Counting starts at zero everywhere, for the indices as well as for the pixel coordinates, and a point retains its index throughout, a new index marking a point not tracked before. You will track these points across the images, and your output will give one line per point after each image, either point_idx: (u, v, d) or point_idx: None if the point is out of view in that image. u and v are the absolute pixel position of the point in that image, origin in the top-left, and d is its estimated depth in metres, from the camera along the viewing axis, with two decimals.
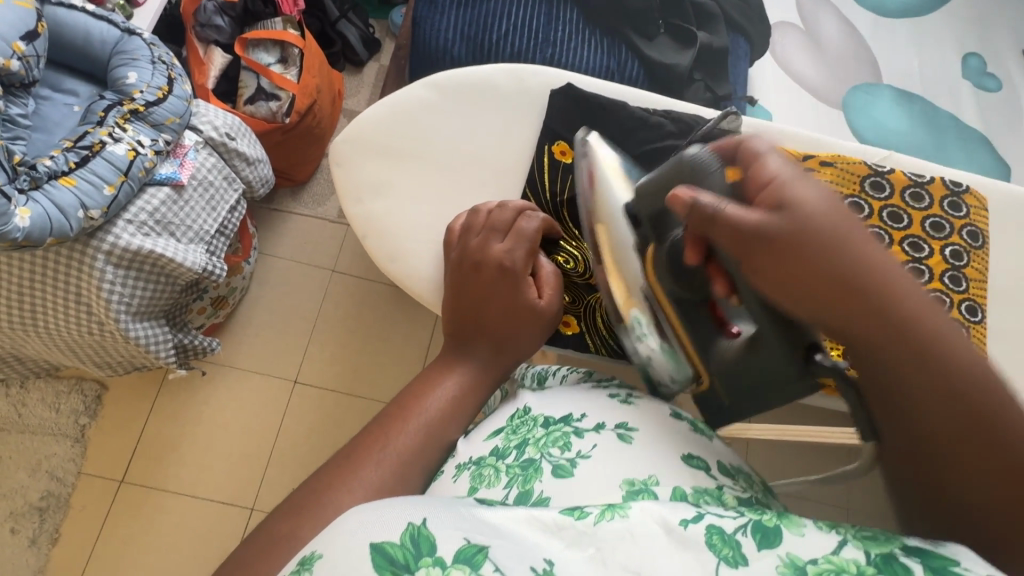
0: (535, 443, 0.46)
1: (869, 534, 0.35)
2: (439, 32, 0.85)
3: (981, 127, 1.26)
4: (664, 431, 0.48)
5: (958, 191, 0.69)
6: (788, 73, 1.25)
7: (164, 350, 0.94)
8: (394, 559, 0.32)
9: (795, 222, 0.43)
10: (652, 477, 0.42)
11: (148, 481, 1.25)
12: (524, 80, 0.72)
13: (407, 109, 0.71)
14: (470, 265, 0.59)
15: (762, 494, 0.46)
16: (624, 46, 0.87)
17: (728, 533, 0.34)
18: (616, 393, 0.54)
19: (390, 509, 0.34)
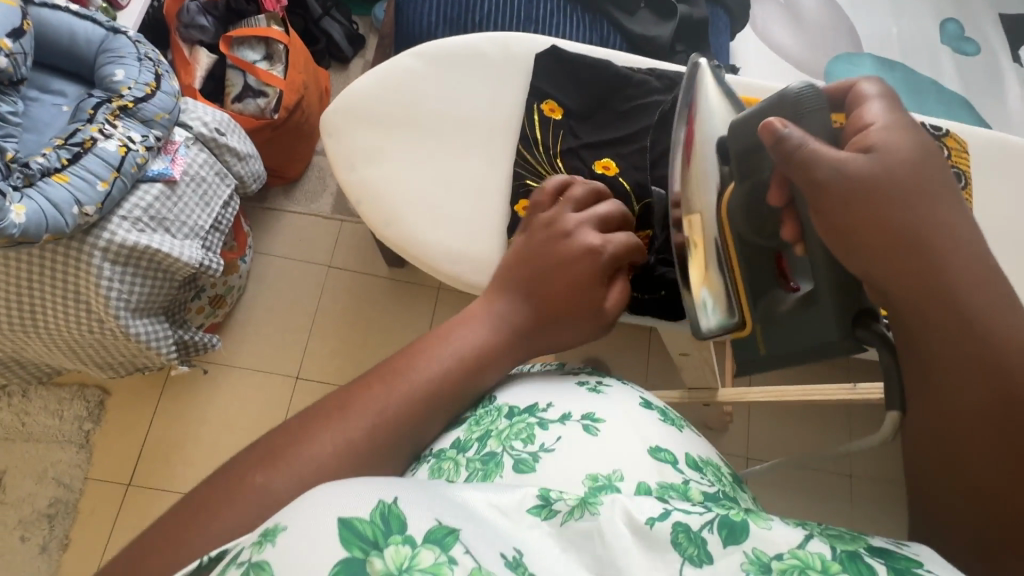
0: (498, 436, 0.47)
1: (837, 535, 0.36)
2: (422, 15, 0.86)
3: (961, 91, 1.28)
4: (632, 421, 0.49)
5: (939, 136, 0.70)
6: (769, 47, 1.26)
7: (165, 346, 0.95)
8: (363, 536, 0.31)
9: (888, 159, 0.48)
10: (616, 472, 0.43)
11: (155, 484, 1.25)
12: (509, 48, 0.73)
13: (395, 80, 0.72)
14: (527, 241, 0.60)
15: (729, 487, 0.48)
16: (606, 22, 0.89)
17: (694, 530, 0.34)
18: (586, 381, 0.55)
19: (362, 486, 0.34)
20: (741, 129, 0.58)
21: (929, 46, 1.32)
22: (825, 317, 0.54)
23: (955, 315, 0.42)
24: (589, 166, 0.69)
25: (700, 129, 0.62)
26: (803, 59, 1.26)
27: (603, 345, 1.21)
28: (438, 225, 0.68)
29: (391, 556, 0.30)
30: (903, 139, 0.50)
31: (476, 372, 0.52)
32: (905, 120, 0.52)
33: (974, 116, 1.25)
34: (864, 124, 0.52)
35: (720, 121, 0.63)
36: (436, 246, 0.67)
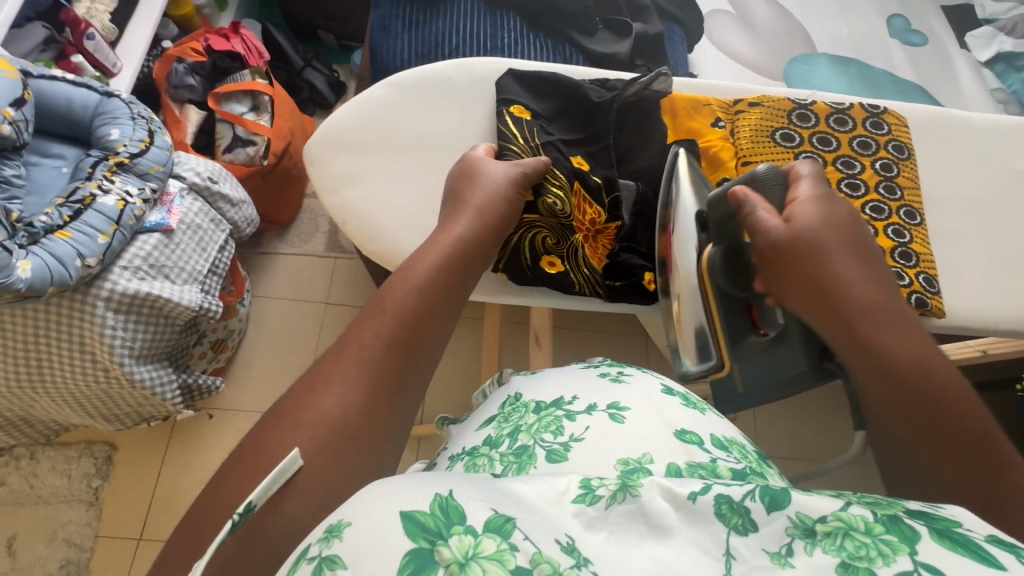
0: (528, 430, 0.55)
1: (875, 502, 0.38)
2: (397, 55, 0.90)
3: (916, 79, 1.35)
4: (658, 408, 0.56)
5: (876, 113, 0.76)
6: (728, 55, 1.33)
7: (170, 392, 0.98)
8: (427, 527, 0.33)
9: (802, 226, 0.60)
10: (646, 454, 0.51)
11: (167, 535, 1.25)
12: (473, 70, 0.79)
13: (368, 109, 0.76)
14: (460, 187, 0.69)
15: (754, 461, 0.55)
16: (568, 46, 0.94)
17: (737, 500, 0.38)
18: (609, 373, 0.63)
19: (416, 485, 0.36)
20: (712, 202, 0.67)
21: (879, 41, 1.39)
22: (794, 353, 0.63)
23: (879, 354, 0.52)
24: (565, 156, 0.75)
25: (677, 224, 0.70)
26: (761, 65, 1.33)
27: (597, 353, 1.23)
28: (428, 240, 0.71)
29: (456, 544, 0.32)
30: (819, 212, 0.61)
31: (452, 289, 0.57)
32: (829, 197, 0.63)
33: (930, 101, 1.31)
34: (792, 198, 0.63)
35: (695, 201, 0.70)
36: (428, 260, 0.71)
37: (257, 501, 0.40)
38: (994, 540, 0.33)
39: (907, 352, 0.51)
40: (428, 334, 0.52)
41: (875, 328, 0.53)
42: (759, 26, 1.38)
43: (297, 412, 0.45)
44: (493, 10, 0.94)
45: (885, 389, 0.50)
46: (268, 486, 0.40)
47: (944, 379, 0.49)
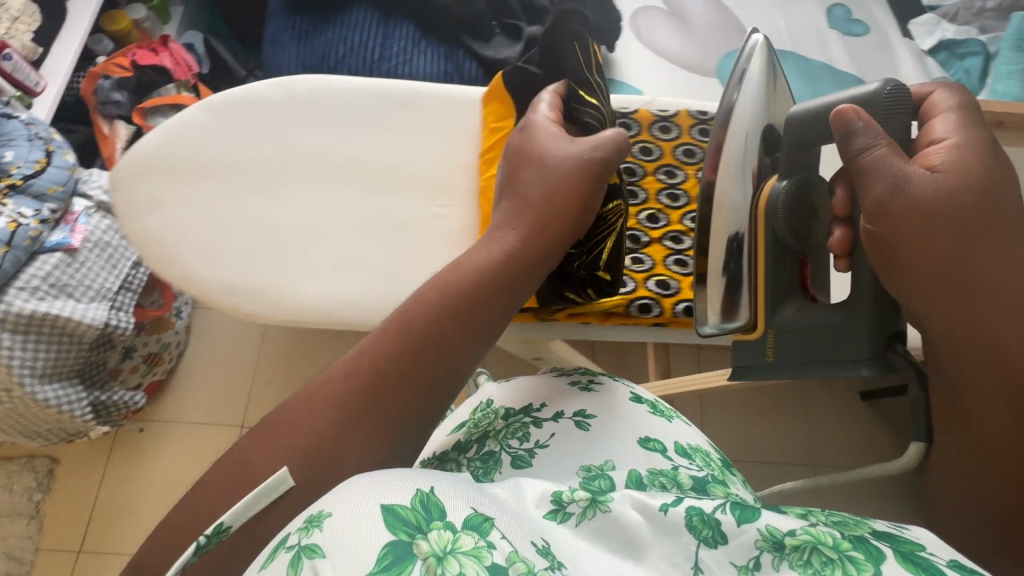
0: (496, 436, 0.58)
1: (841, 521, 0.37)
2: (284, 67, 0.90)
3: (854, 70, 1.31)
4: (624, 418, 0.57)
5: (698, 119, 0.95)
6: (657, 53, 1.30)
7: (79, 409, 0.99)
8: (407, 521, 0.32)
9: (957, 175, 0.53)
10: (608, 463, 0.52)
11: (107, 547, 1.27)
12: (289, 88, 0.76)
13: (178, 132, 0.74)
14: (519, 159, 0.66)
15: (718, 469, 0.54)
16: (461, 50, 0.92)
17: (708, 513, 0.37)
18: (579, 380, 0.63)
19: (390, 477, 0.35)
20: (797, 123, 0.66)
21: (818, 32, 1.35)
22: (860, 333, 0.62)
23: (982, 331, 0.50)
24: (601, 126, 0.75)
25: (730, 153, 0.69)
26: (692, 61, 1.30)
27: None
28: (234, 270, 0.70)
29: (434, 539, 0.31)
30: (974, 148, 0.55)
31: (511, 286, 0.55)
32: (978, 137, 0.56)
33: None
34: (936, 138, 0.58)
35: (756, 125, 0.70)
36: (235, 288, 0.69)
37: (227, 524, 0.42)
38: (956, 566, 0.32)
39: (1000, 320, 0.50)
40: (447, 360, 0.50)
41: (1000, 287, 0.50)
42: (692, 20, 1.35)
43: (312, 452, 0.46)
44: (387, 17, 0.92)
45: (973, 358, 0.51)
46: (248, 506, 0.43)
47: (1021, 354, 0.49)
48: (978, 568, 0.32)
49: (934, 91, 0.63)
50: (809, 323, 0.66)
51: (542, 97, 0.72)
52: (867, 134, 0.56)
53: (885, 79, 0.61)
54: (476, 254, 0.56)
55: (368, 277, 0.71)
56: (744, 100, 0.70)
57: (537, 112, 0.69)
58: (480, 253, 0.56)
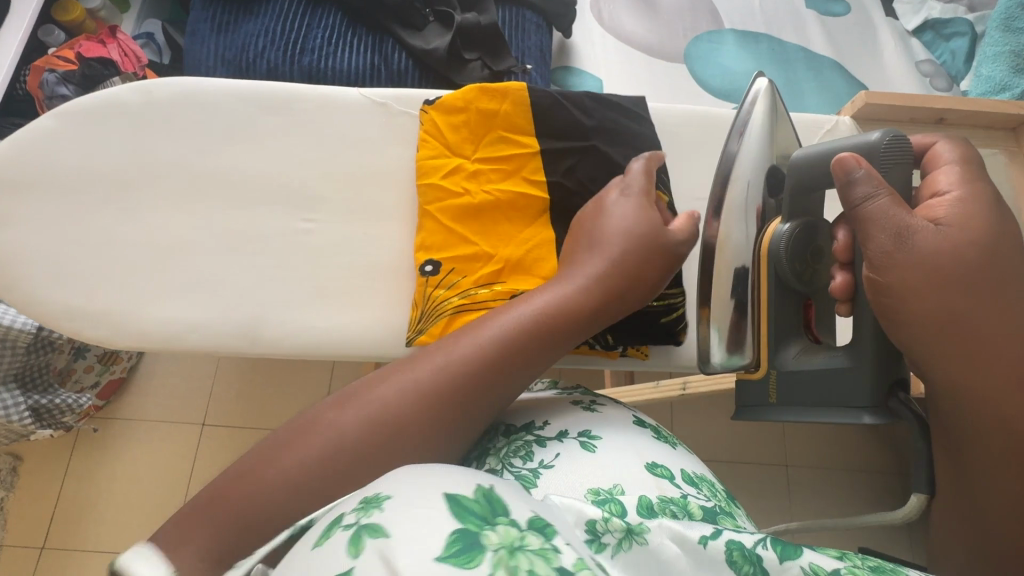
0: (497, 454, 0.52)
1: (876, 565, 0.36)
2: (202, 60, 0.85)
3: (831, 53, 1.22)
4: (630, 441, 0.51)
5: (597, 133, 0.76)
6: (621, 38, 1.23)
7: (18, 415, 0.98)
8: (472, 511, 0.30)
9: (957, 236, 0.48)
10: (616, 486, 0.45)
11: (70, 544, 1.28)
12: (151, 92, 0.68)
13: (26, 140, 0.66)
14: (589, 208, 0.61)
15: (725, 502, 0.49)
16: (390, 40, 0.87)
17: (749, 548, 0.36)
18: (582, 402, 0.57)
19: (445, 475, 0.33)
20: (801, 167, 0.62)
21: (794, 12, 1.27)
22: (858, 384, 0.57)
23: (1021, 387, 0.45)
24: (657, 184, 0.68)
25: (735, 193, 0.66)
26: (658, 45, 1.22)
27: None
28: (77, 293, 0.64)
29: (501, 534, 0.29)
30: (975, 207, 0.50)
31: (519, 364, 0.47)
32: (983, 191, 0.51)
33: (843, 78, 1.20)
34: (937, 192, 0.52)
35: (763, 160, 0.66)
36: (78, 312, 0.64)
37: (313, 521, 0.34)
38: None
39: (996, 387, 0.45)
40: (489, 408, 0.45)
41: (1021, 351, 0.45)
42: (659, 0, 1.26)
43: (394, 440, 0.41)
44: (312, 5, 0.87)
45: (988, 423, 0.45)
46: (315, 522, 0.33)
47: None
48: None
49: (937, 143, 0.57)
50: (811, 369, 0.61)
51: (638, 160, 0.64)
52: (869, 183, 0.52)
53: (884, 129, 0.57)
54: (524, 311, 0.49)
55: (222, 302, 0.65)
56: (750, 136, 0.67)
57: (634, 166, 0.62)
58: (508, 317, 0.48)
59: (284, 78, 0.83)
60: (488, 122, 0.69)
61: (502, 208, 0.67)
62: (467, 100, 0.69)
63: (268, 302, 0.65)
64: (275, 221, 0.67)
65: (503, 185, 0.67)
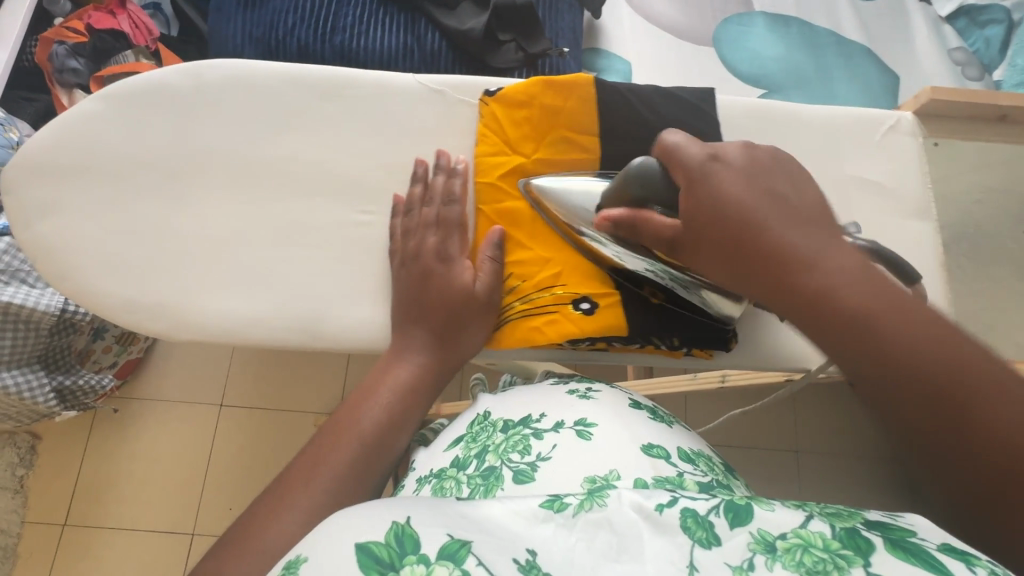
0: (495, 449, 0.55)
1: (835, 512, 0.36)
2: (229, 38, 0.83)
3: (863, 39, 1.20)
4: (624, 422, 0.56)
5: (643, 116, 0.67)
6: (650, 20, 1.19)
7: (43, 396, 0.99)
8: (380, 559, 0.31)
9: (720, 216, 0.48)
10: (613, 471, 0.50)
11: (88, 521, 1.29)
12: (200, 77, 0.62)
13: (71, 124, 0.61)
14: (415, 262, 0.59)
15: (723, 475, 0.54)
16: (423, 20, 0.84)
17: (702, 515, 0.36)
18: (577, 390, 0.62)
19: (374, 510, 0.35)
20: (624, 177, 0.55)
21: None
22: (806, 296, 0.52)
23: None
24: None
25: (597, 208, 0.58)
26: (687, 29, 1.20)
27: None
28: (132, 286, 0.59)
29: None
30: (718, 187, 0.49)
31: (390, 427, 0.53)
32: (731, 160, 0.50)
33: (875, 66, 1.17)
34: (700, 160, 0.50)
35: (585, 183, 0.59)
36: (136, 307, 0.59)
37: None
38: (949, 550, 0.32)
39: None
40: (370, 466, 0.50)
41: None
42: None
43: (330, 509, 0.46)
44: None
45: None
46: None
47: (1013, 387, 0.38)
48: (973, 552, 0.32)
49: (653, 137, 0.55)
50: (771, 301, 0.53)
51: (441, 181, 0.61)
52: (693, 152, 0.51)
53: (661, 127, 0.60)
54: (377, 400, 0.53)
55: (279, 297, 0.59)
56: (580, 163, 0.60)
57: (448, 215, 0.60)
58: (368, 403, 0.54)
59: (316, 59, 0.80)
60: (550, 118, 0.62)
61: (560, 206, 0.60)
62: (530, 94, 0.62)
63: (332, 299, 0.60)
64: (330, 214, 0.61)
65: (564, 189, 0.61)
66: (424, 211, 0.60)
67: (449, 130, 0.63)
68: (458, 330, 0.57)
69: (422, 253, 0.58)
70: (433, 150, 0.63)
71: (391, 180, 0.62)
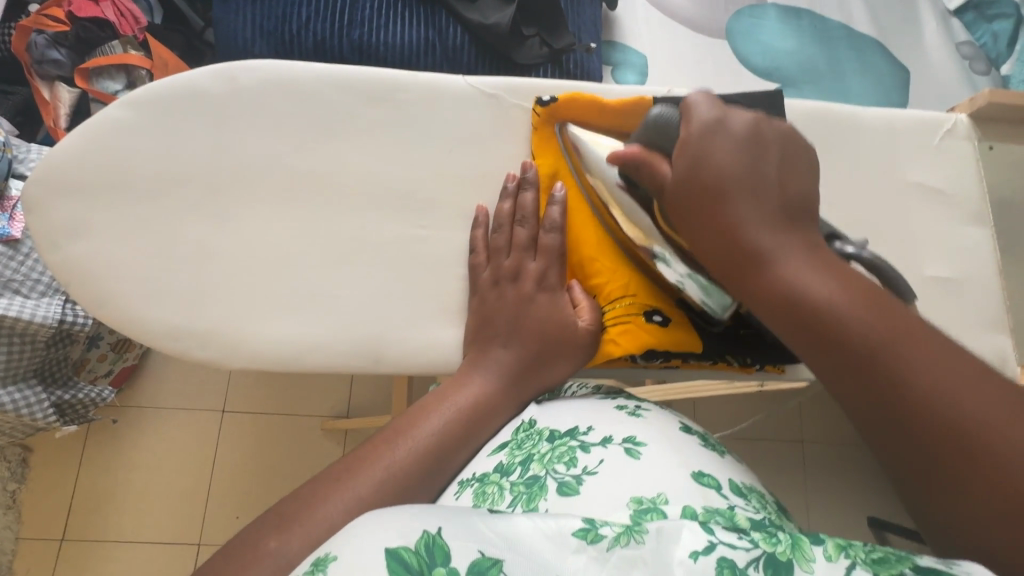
0: (541, 459, 0.44)
1: (882, 558, 0.31)
2: (239, 32, 0.78)
3: (874, 32, 1.19)
4: (674, 445, 0.44)
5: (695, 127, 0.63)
6: (664, 12, 1.17)
7: (42, 412, 0.93)
8: (410, 567, 0.30)
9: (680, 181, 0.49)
10: (660, 495, 0.38)
11: (89, 535, 1.24)
12: (233, 80, 0.58)
13: (95, 130, 0.56)
14: (498, 272, 0.57)
15: (776, 516, 0.42)
16: (444, 13, 0.80)
17: (740, 568, 0.31)
18: (624, 405, 0.50)
19: (400, 519, 0.33)
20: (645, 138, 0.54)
21: None
22: None
23: None
24: None
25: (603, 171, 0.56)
26: (701, 21, 1.18)
27: None
28: (172, 307, 0.55)
29: None
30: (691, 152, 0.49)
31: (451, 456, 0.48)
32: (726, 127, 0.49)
33: (887, 59, 1.17)
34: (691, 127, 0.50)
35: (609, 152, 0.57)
36: (182, 331, 0.55)
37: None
38: None
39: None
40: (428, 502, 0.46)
41: None
42: None
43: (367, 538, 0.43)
44: None
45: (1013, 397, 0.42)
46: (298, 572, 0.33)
47: (952, 368, 0.37)
48: None
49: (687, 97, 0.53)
50: None
51: (525, 190, 0.59)
52: (708, 104, 0.50)
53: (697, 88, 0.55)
54: (439, 420, 0.50)
55: (323, 313, 0.56)
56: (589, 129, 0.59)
57: (543, 242, 0.58)
58: (432, 426, 0.49)
59: (332, 54, 0.77)
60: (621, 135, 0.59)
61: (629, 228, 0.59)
62: (605, 108, 0.59)
63: (392, 318, 0.57)
64: (386, 229, 0.58)
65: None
66: (515, 229, 0.58)
67: (508, 139, 0.61)
68: (543, 360, 0.54)
69: (519, 275, 0.56)
70: (492, 159, 0.61)
71: (449, 192, 0.60)
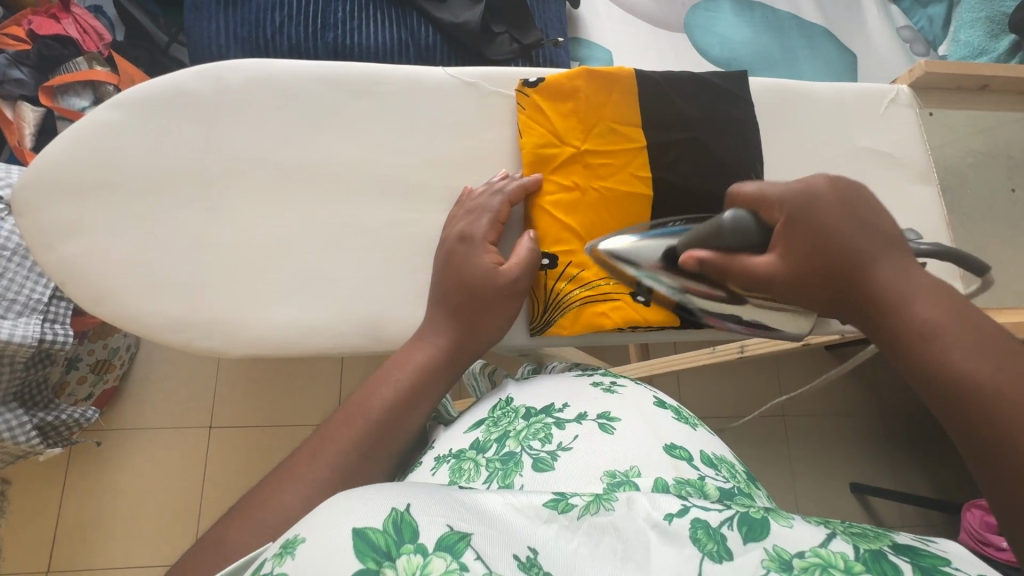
0: (516, 435, 0.46)
1: (859, 533, 0.34)
2: (212, 39, 0.79)
3: (822, 22, 1.26)
4: (647, 418, 0.47)
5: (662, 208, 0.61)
6: (625, 9, 1.22)
7: (25, 436, 0.92)
8: (377, 546, 0.28)
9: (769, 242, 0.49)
10: (633, 468, 0.42)
11: (74, 565, 1.21)
12: (220, 80, 0.59)
13: (82, 134, 0.57)
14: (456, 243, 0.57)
15: (746, 484, 0.45)
16: (415, 14, 0.82)
17: (714, 527, 0.33)
18: (600, 381, 0.53)
19: (370, 496, 0.31)
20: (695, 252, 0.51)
21: None
22: None
23: None
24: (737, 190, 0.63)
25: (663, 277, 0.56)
26: (661, 16, 1.23)
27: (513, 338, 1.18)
28: (166, 306, 0.56)
29: (403, 566, 0.28)
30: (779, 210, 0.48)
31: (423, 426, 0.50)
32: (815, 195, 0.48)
33: (835, 45, 1.24)
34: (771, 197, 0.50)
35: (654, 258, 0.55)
36: (178, 330, 0.56)
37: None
38: None
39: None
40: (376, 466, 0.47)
41: None
42: None
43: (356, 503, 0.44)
44: None
45: None
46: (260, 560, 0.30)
47: None
48: None
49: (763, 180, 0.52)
50: None
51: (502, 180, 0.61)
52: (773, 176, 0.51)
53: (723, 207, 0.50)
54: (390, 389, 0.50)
55: (318, 303, 0.58)
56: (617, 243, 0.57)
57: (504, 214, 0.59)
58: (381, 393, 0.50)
59: (308, 57, 0.78)
60: (596, 110, 0.63)
61: (610, 205, 0.62)
62: (575, 87, 0.63)
63: (389, 304, 0.59)
64: (379, 215, 0.60)
65: (610, 182, 0.62)
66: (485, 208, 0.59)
67: (490, 126, 0.64)
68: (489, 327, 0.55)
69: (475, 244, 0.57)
70: (479, 144, 0.63)
71: (436, 179, 0.62)
